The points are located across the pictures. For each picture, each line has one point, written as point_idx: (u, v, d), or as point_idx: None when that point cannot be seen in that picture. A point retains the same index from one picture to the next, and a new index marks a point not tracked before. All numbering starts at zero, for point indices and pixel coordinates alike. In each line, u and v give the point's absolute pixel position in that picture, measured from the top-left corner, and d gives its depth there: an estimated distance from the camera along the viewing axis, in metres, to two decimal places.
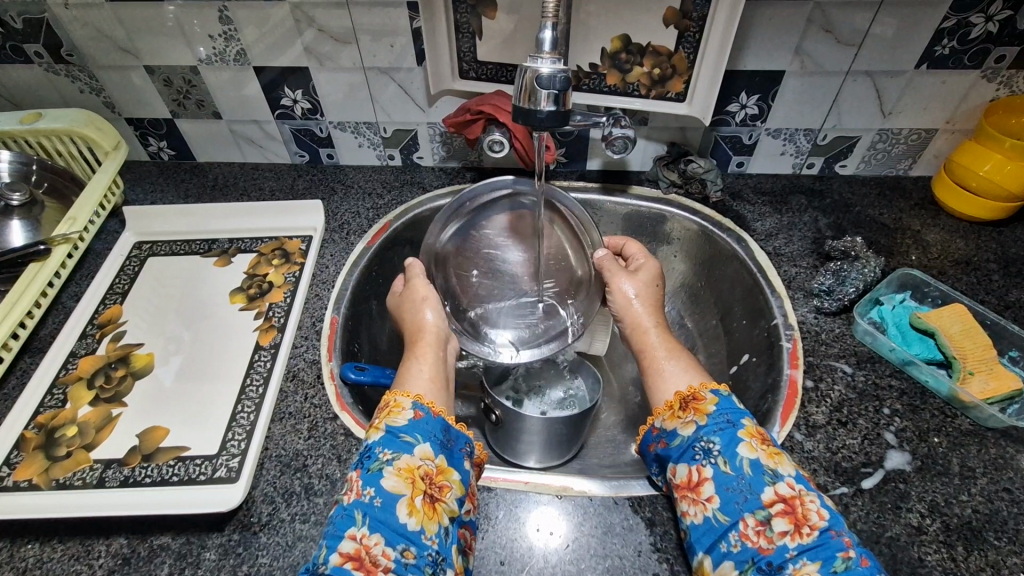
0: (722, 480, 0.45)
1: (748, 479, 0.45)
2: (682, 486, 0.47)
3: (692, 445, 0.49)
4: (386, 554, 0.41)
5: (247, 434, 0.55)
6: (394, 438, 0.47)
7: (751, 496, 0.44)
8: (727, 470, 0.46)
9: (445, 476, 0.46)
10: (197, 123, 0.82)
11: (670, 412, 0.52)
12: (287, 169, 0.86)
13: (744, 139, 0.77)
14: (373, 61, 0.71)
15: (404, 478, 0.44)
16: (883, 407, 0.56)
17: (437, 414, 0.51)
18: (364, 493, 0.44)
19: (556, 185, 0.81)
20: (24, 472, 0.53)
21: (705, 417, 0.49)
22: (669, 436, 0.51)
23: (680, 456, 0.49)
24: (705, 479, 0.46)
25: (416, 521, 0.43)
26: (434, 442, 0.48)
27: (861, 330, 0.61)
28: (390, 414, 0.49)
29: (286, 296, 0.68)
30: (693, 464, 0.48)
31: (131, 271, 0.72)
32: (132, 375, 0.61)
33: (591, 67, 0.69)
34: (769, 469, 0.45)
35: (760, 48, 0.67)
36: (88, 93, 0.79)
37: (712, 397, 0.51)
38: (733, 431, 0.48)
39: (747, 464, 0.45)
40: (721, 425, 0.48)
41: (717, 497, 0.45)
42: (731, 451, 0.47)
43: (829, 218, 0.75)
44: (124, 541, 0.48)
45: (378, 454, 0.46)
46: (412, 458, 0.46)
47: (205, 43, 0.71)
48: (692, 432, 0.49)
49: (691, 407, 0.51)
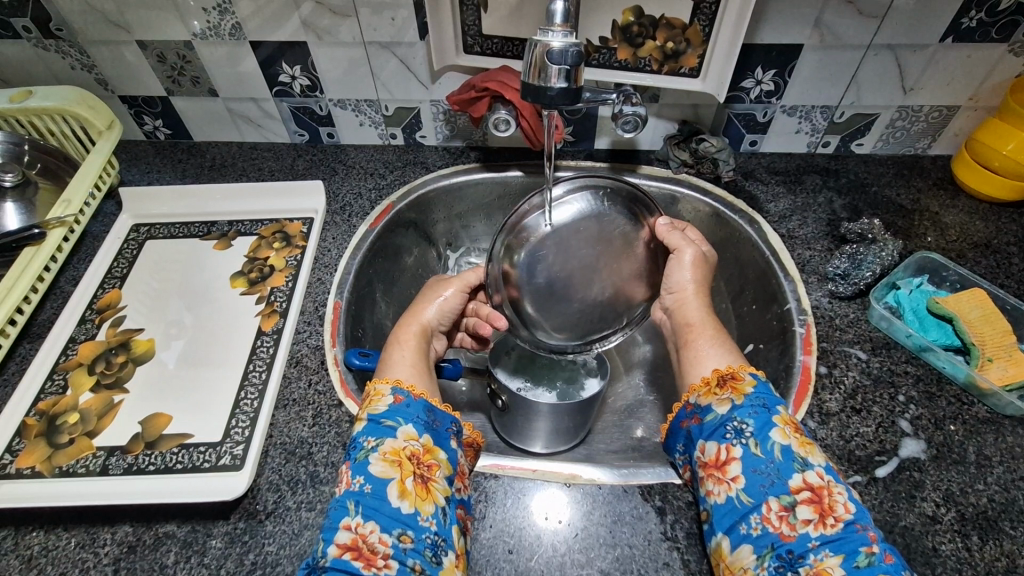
0: (751, 462, 0.44)
1: (777, 464, 0.44)
2: (709, 464, 0.46)
3: (724, 424, 0.47)
4: (383, 541, 0.40)
5: (251, 422, 0.54)
6: (377, 425, 0.46)
7: (778, 481, 0.43)
8: (757, 452, 0.45)
9: (432, 455, 0.46)
10: (193, 101, 0.79)
11: (705, 389, 0.50)
12: (286, 149, 0.84)
13: (759, 116, 0.75)
14: (373, 35, 0.69)
15: (390, 462, 0.43)
16: (898, 394, 0.54)
17: (419, 396, 0.49)
18: (354, 482, 0.43)
19: (564, 165, 0.78)
20: (26, 459, 0.52)
21: (742, 397, 0.48)
22: (703, 412, 0.49)
23: (710, 433, 0.48)
24: (732, 459, 0.45)
25: (409, 504, 0.42)
26: (418, 422, 0.47)
27: (877, 316, 0.60)
28: (370, 403, 0.48)
29: (288, 280, 0.67)
30: (722, 442, 0.46)
31: (129, 255, 0.71)
32: (133, 360, 0.60)
33: (601, 41, 0.66)
34: (800, 457, 0.44)
35: (778, 21, 0.64)
36: (80, 70, 0.76)
37: (750, 379, 0.49)
38: (768, 416, 0.46)
39: (778, 449, 0.45)
40: (757, 408, 0.47)
41: (743, 477, 0.44)
42: (763, 434, 0.45)
43: (845, 199, 0.73)
44: (129, 529, 0.48)
45: (363, 443, 0.45)
46: (396, 441, 0.45)
47: (199, 17, 0.68)
48: (726, 410, 0.48)
49: (728, 385, 0.49)
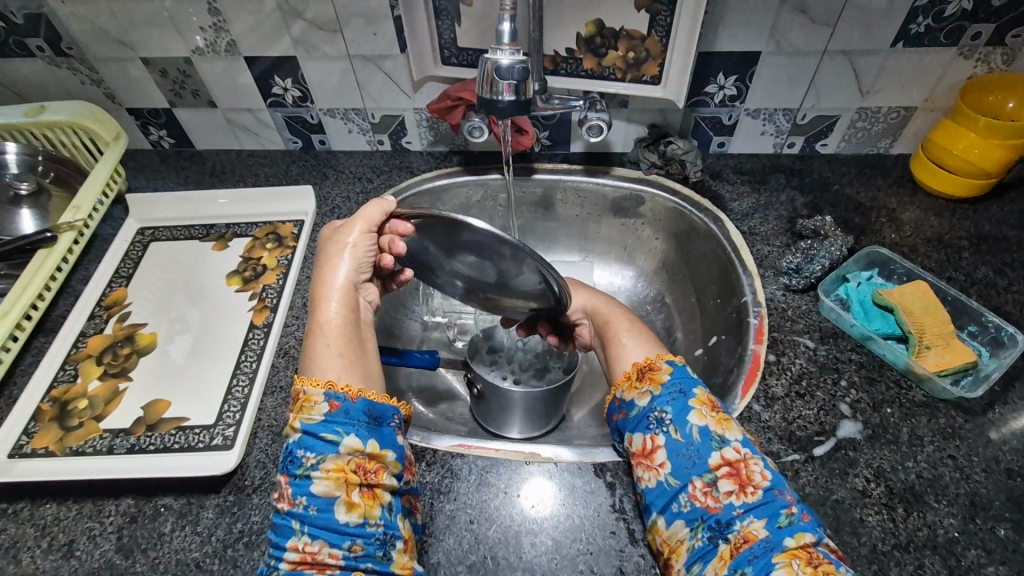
0: (673, 447, 0.49)
1: (697, 445, 0.48)
2: (637, 454, 0.50)
3: (646, 416, 0.51)
4: (333, 554, 0.44)
5: (241, 406, 0.59)
6: (314, 440, 0.46)
7: (698, 461, 0.47)
8: (677, 437, 0.49)
9: (378, 461, 0.48)
10: (194, 112, 0.85)
11: (628, 383, 0.55)
12: (281, 155, 0.89)
13: (724, 119, 0.78)
14: (358, 49, 0.74)
15: (335, 480, 0.45)
16: (840, 379, 0.58)
17: (354, 397, 0.49)
18: (298, 502, 0.45)
19: (541, 167, 0.83)
20: (41, 440, 0.58)
21: (659, 387, 0.52)
22: (627, 406, 0.54)
23: (635, 426, 0.52)
24: (658, 446, 0.49)
25: (357, 515, 0.45)
26: (359, 431, 0.48)
27: (826, 307, 0.63)
28: (303, 411, 0.47)
29: (279, 278, 0.72)
30: (647, 433, 0.50)
31: (136, 255, 0.76)
32: (137, 352, 0.66)
33: (568, 51, 0.70)
34: (717, 434, 0.48)
35: (734, 31, 0.68)
36: (90, 85, 0.82)
37: (667, 367, 0.53)
38: (685, 400, 0.50)
39: (696, 431, 0.49)
40: (674, 395, 0.51)
41: (668, 462, 0.48)
42: (680, 419, 0.50)
43: (806, 197, 0.76)
44: (131, 501, 0.53)
45: (302, 458, 0.46)
46: (339, 457, 0.46)
47: (198, 34, 0.74)
48: (647, 402, 0.52)
49: (647, 377, 0.54)
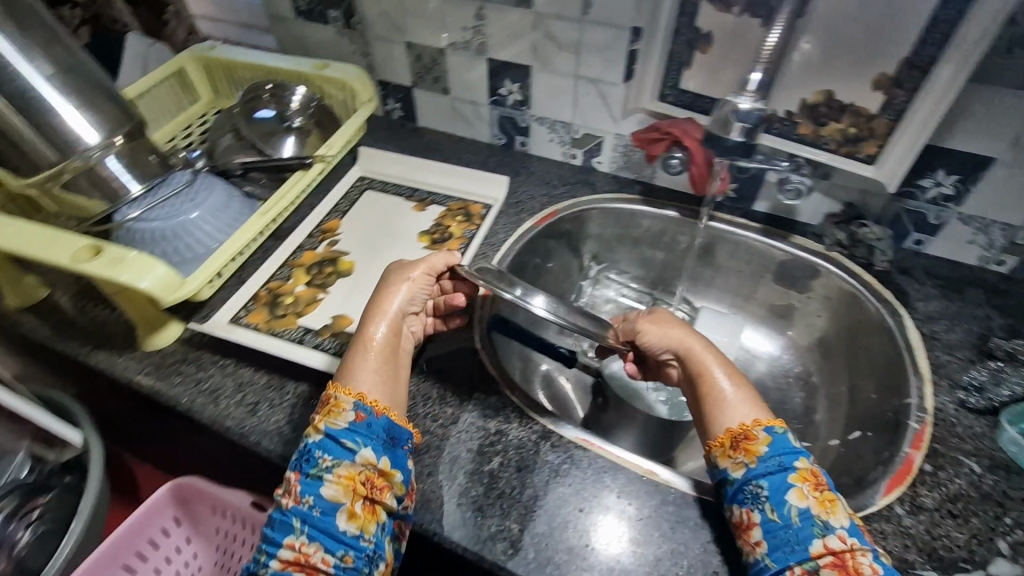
0: (769, 528, 0.48)
1: (796, 530, 0.47)
2: (735, 526, 0.50)
3: (741, 489, 0.50)
4: (325, 560, 0.48)
5: (408, 340, 0.68)
6: (336, 444, 0.52)
7: (797, 547, 0.46)
8: (774, 517, 0.48)
9: (387, 479, 0.52)
10: (428, 94, 0.99)
11: (721, 449, 0.53)
12: (485, 147, 1.00)
13: (931, 217, 0.75)
14: (586, 71, 0.82)
15: (344, 487, 0.50)
16: (1005, 516, 0.53)
17: (379, 414, 0.55)
18: (304, 501, 0.50)
19: (719, 216, 0.84)
20: (255, 316, 0.71)
21: (754, 461, 0.51)
22: (720, 476, 0.53)
23: (731, 497, 0.51)
24: (753, 523, 0.49)
25: (355, 526, 0.50)
26: (376, 446, 0.53)
27: (1007, 437, 0.58)
28: (331, 416, 0.53)
29: (460, 247, 0.81)
30: (742, 507, 0.50)
31: (352, 197, 0.91)
32: (337, 273, 0.78)
33: (786, 114, 0.73)
34: (820, 520, 0.47)
35: (972, 131, 0.66)
36: (358, 55, 0.99)
37: (763, 438, 0.51)
38: (783, 478, 0.49)
39: (796, 513, 0.47)
40: (771, 470, 0.50)
41: (765, 542, 0.48)
42: (778, 498, 0.48)
43: (1006, 320, 0.71)
44: (308, 387, 0.65)
45: (319, 459, 0.51)
46: (353, 465, 0.51)
47: (456, 33, 0.87)
48: (742, 474, 0.51)
49: (741, 447, 0.52)
